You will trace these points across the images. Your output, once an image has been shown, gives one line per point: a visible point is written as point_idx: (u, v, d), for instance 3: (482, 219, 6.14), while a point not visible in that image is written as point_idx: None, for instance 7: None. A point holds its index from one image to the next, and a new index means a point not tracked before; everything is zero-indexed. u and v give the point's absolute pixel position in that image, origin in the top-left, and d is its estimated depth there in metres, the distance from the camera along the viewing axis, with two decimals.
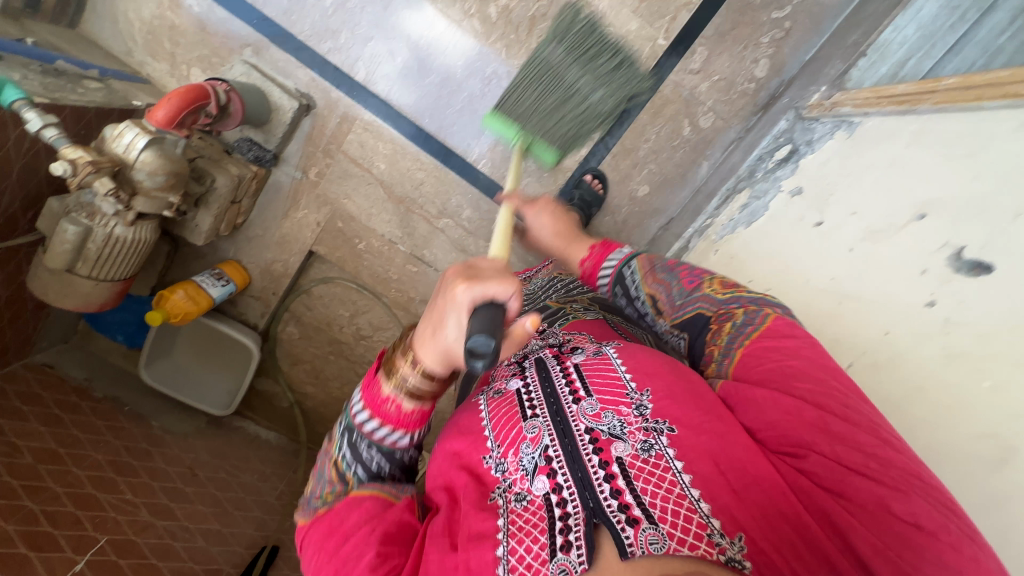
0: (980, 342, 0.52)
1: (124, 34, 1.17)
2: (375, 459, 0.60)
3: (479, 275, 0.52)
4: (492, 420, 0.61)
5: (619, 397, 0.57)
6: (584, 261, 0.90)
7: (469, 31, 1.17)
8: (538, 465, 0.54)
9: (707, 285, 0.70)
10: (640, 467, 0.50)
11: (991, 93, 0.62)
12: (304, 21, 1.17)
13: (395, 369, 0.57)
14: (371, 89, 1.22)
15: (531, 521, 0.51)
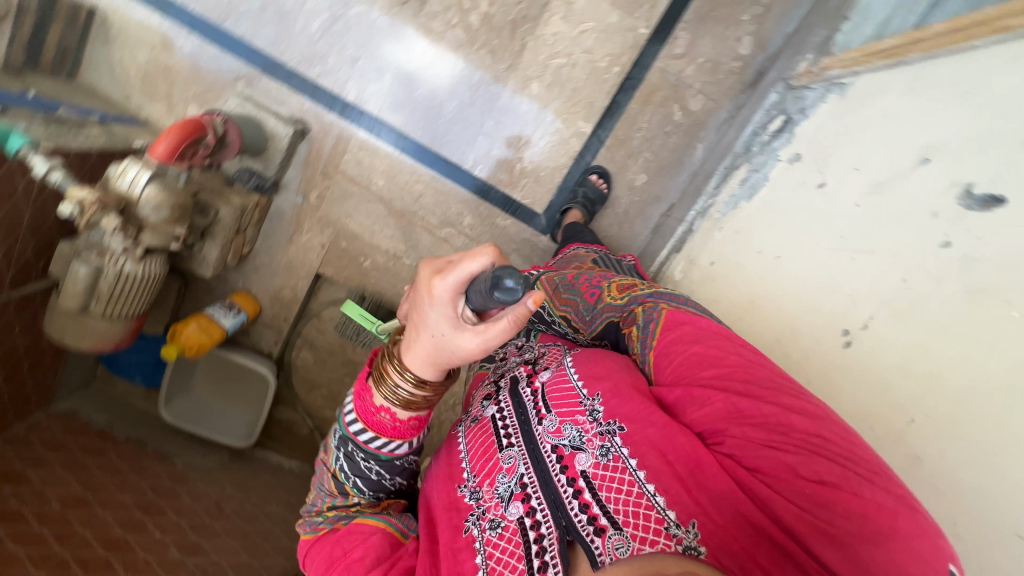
0: (1003, 274, 0.49)
1: (121, 81, 1.21)
2: (370, 471, 0.66)
3: (454, 263, 0.52)
4: (471, 452, 0.67)
5: (574, 407, 0.61)
6: None
7: (453, 42, 1.19)
8: (513, 492, 0.59)
9: (606, 295, 0.77)
10: (602, 477, 0.54)
11: (980, 32, 0.62)
12: (292, 49, 1.20)
13: (392, 371, 0.60)
14: (364, 107, 1.24)
15: (508, 547, 0.56)
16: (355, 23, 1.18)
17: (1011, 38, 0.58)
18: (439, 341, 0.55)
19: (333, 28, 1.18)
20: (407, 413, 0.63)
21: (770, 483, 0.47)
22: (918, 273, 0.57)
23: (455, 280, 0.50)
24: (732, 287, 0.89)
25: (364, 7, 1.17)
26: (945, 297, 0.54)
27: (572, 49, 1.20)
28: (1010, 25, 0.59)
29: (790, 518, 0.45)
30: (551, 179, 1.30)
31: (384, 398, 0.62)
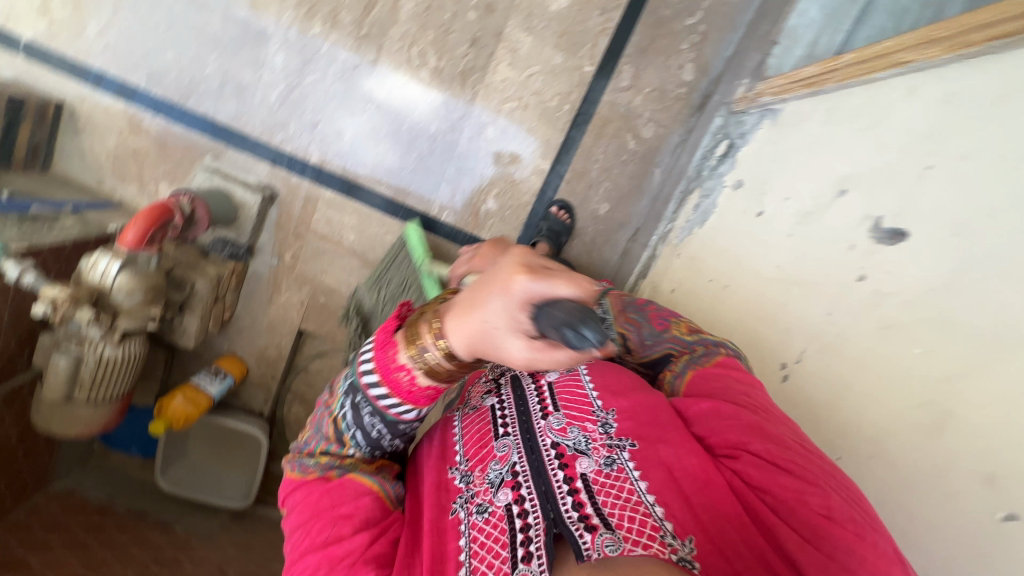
0: (906, 311, 0.55)
1: (93, 166, 1.25)
2: (374, 428, 0.57)
3: (552, 268, 0.42)
4: (465, 436, 0.68)
5: (585, 414, 0.64)
6: None
7: (407, 97, 1.23)
8: (504, 479, 0.59)
9: (676, 328, 0.76)
10: (602, 483, 0.56)
11: (880, 65, 0.66)
12: (253, 120, 1.24)
13: (429, 331, 0.51)
14: (328, 168, 1.28)
15: (492, 534, 0.55)
16: (311, 90, 1.22)
17: (903, 71, 0.62)
18: (481, 326, 0.46)
19: (290, 96, 1.22)
20: (429, 381, 0.53)
21: (780, 511, 0.53)
22: (840, 305, 0.62)
23: (534, 282, 0.41)
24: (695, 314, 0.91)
25: (317, 74, 1.21)
26: (862, 331, 0.59)
27: (523, 91, 1.24)
28: (902, 59, 0.62)
29: (793, 547, 0.50)
30: (517, 216, 1.33)
31: (408, 357, 0.52)
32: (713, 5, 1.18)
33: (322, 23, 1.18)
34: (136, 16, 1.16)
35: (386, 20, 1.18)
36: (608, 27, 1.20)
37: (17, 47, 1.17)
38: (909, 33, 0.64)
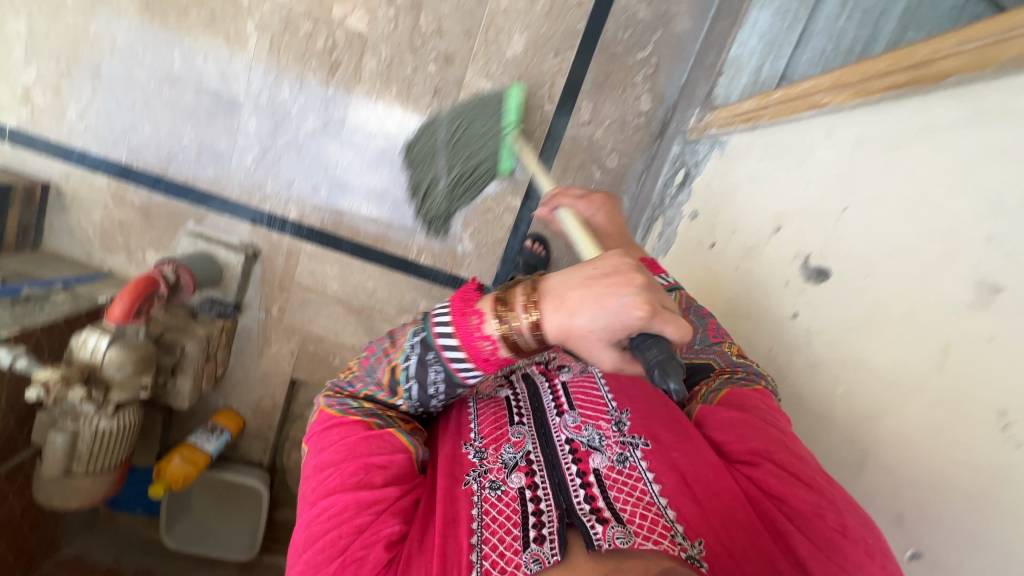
0: (830, 347, 0.69)
1: (81, 240, 1.30)
2: (434, 386, 0.63)
3: (665, 305, 0.53)
4: (480, 417, 0.71)
5: (599, 413, 0.69)
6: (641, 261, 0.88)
7: (378, 150, 1.28)
8: (517, 463, 0.63)
9: (727, 345, 0.80)
10: (614, 479, 0.61)
11: (802, 107, 0.78)
12: (231, 184, 1.28)
13: (525, 310, 0.56)
14: (307, 222, 1.32)
15: (504, 510, 0.58)
16: (286, 150, 1.27)
17: (820, 112, 0.75)
18: (575, 326, 0.54)
19: (265, 158, 1.27)
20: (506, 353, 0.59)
21: (796, 522, 0.58)
22: (780, 341, 0.78)
23: (647, 320, 0.51)
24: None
25: (289, 135, 1.26)
26: (798, 365, 0.74)
27: None
28: (818, 102, 0.76)
29: (804, 553, 0.55)
30: (494, 252, 1.37)
31: (497, 330, 0.57)
32: (662, 38, 1.23)
33: (290, 86, 1.23)
34: (113, 97, 1.21)
35: (351, 78, 1.23)
36: (563, 67, 1.25)
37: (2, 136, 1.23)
38: (825, 78, 0.77)
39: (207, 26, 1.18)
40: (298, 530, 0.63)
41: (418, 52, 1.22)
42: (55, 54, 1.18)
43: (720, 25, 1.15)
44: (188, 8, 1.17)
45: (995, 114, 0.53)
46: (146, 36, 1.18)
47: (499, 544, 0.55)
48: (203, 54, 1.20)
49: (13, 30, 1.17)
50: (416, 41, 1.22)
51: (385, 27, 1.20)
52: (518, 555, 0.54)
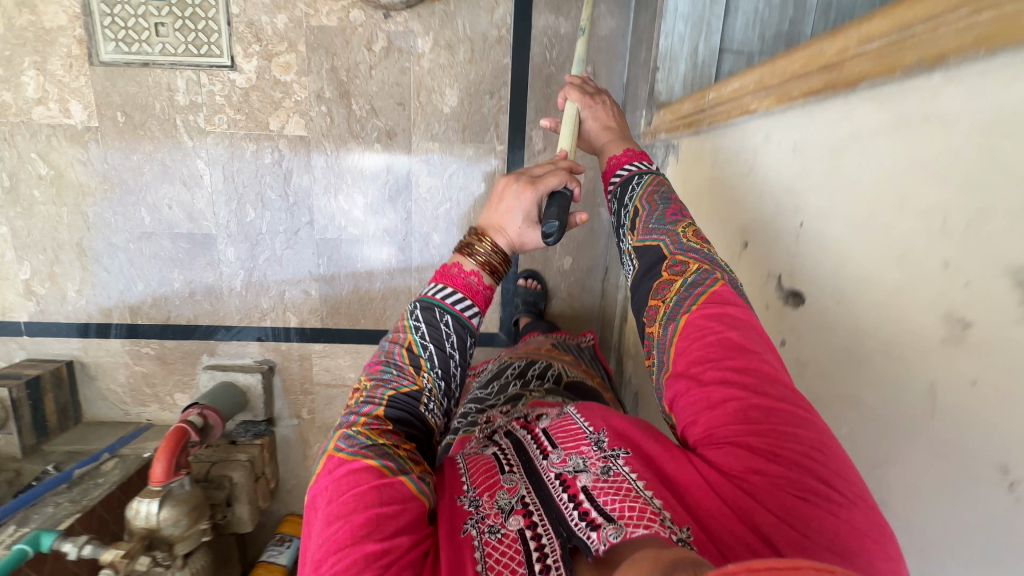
0: (820, 378, 0.61)
1: (115, 403, 1.36)
2: (449, 342, 0.66)
3: (539, 179, 0.72)
4: (469, 470, 0.63)
5: (579, 440, 0.59)
6: (614, 156, 0.80)
7: (352, 238, 1.29)
8: (514, 506, 0.54)
9: (684, 226, 0.64)
10: (601, 487, 0.52)
11: (734, 111, 0.75)
12: (230, 311, 1.32)
13: (481, 242, 0.71)
14: (307, 325, 1.34)
15: (507, 552, 0.50)
16: (268, 267, 1.29)
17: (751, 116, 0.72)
18: (510, 235, 0.72)
19: (252, 278, 1.30)
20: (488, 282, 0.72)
21: (761, 496, 0.45)
22: None
23: (536, 202, 0.71)
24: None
25: (267, 251, 1.28)
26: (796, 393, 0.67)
27: (451, 191, 1.27)
28: (747, 106, 0.72)
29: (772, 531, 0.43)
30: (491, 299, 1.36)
31: (473, 262, 0.70)
32: (591, 46, 1.18)
33: (253, 208, 1.25)
34: (101, 267, 1.27)
35: (306, 181, 1.25)
36: (503, 104, 1.23)
37: (20, 332, 1.30)
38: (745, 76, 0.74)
39: (162, 176, 1.23)
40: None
41: (360, 136, 1.23)
42: (41, 246, 1.25)
43: (644, 18, 1.10)
44: (141, 165, 1.22)
45: (915, 120, 0.48)
46: (113, 203, 1.23)
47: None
48: (166, 203, 1.24)
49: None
50: (355, 127, 1.22)
51: (322, 123, 1.22)
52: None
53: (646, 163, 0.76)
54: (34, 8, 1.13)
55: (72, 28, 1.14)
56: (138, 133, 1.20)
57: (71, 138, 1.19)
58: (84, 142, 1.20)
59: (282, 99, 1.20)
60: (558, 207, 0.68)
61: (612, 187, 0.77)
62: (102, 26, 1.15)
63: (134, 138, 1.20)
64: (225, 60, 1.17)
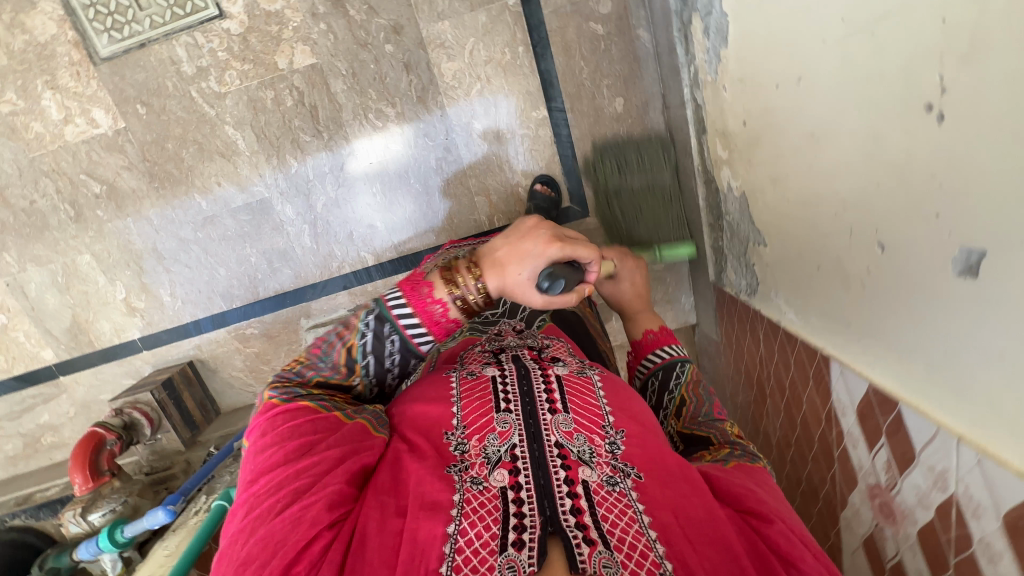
0: None
1: (241, 388, 1.43)
2: (391, 358, 0.70)
3: (570, 240, 0.70)
4: (466, 402, 0.70)
5: (594, 428, 0.65)
6: (648, 335, 0.96)
7: (398, 154, 1.25)
8: (501, 459, 0.61)
9: (730, 424, 0.77)
10: (603, 495, 0.57)
11: None
12: (309, 268, 1.33)
13: (469, 277, 0.67)
14: (385, 257, 1.33)
15: (484, 506, 0.56)
16: (328, 213, 1.28)
17: None
18: (507, 281, 0.68)
19: (319, 229, 1.30)
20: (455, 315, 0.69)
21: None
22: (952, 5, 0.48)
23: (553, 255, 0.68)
24: (785, 150, 0.81)
25: (323, 196, 1.27)
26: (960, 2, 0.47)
27: (476, 69, 1.21)
28: None
29: None
30: (553, 172, 1.29)
31: (448, 294, 0.67)
32: None
33: (294, 156, 1.24)
34: (181, 265, 1.31)
35: (334, 112, 1.21)
36: None
37: (138, 347, 1.37)
38: None
39: (201, 155, 1.22)
40: (239, 498, 0.61)
41: (369, 44, 1.17)
42: (124, 262, 1.30)
43: None
44: (178, 150, 1.22)
45: None
46: (167, 198, 1.25)
47: (474, 540, 0.52)
48: (215, 181, 1.24)
49: (85, 264, 1.29)
50: (360, 34, 1.16)
51: (327, 43, 1.16)
52: (493, 556, 0.51)
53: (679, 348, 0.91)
54: (23, 25, 1.13)
55: (64, 33, 1.13)
56: (163, 120, 1.19)
57: (107, 147, 1.20)
58: (120, 146, 1.20)
59: (280, 31, 1.15)
60: (570, 269, 0.69)
61: (644, 367, 0.92)
62: (89, 20, 1.13)
63: (162, 125, 1.20)
64: (213, 10, 1.14)
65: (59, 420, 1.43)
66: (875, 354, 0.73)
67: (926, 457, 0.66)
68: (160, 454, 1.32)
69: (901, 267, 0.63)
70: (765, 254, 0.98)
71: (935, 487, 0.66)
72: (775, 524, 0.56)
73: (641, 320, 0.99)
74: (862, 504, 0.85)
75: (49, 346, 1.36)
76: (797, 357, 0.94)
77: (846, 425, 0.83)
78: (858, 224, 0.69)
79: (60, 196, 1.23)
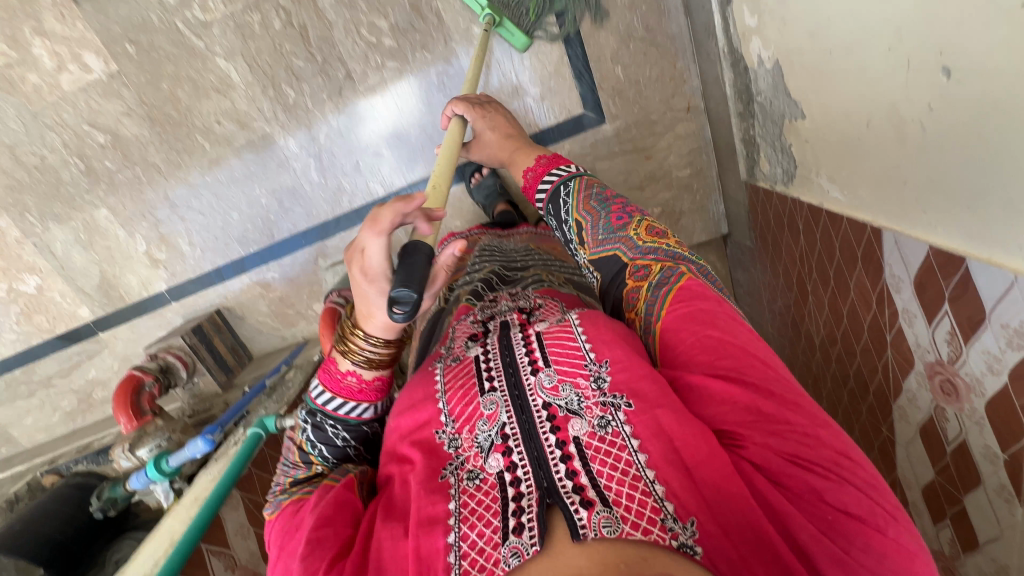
0: None
1: (270, 332, 1.45)
2: (339, 436, 0.70)
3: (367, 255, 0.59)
4: (449, 391, 0.62)
5: (576, 368, 0.58)
6: (526, 172, 0.87)
7: (394, 73, 1.19)
8: (493, 442, 0.55)
9: (633, 228, 0.71)
10: (596, 447, 0.52)
11: None
12: (320, 206, 1.30)
13: (356, 336, 0.66)
14: (395, 187, 1.29)
15: (483, 501, 0.51)
16: (332, 143, 1.24)
17: None
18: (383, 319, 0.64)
19: (325, 163, 1.26)
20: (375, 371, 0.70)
21: (802, 500, 0.48)
22: None
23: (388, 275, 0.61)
24: None
25: (325, 127, 1.23)
26: None
27: None
28: None
29: (811, 541, 0.47)
30: (563, 75, 1.20)
31: (350, 362, 0.67)
32: None
33: (290, 85, 1.18)
34: (194, 212, 1.30)
35: (325, 31, 1.14)
36: None
37: (167, 298, 1.40)
38: None
39: (197, 93, 1.19)
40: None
41: None
42: (139, 214, 1.30)
43: None
44: (173, 90, 1.18)
45: None
46: (170, 143, 1.23)
47: (477, 540, 0.48)
48: (215, 120, 1.21)
49: (103, 218, 1.30)
50: None
51: None
52: (498, 549, 0.47)
53: (569, 166, 0.81)
54: None
55: None
56: (154, 58, 1.16)
57: (104, 93, 1.18)
58: (116, 91, 1.18)
59: None
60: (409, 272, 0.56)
61: (540, 203, 0.83)
62: None
63: (154, 64, 1.16)
64: None
65: (106, 374, 1.49)
66: (937, 210, 0.64)
67: (998, 314, 0.59)
68: (200, 397, 1.37)
69: (976, 91, 0.54)
70: (803, 129, 0.89)
71: (1007, 348, 0.59)
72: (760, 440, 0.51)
73: (515, 162, 0.90)
74: (919, 387, 0.78)
75: (84, 304, 1.40)
76: (842, 240, 0.86)
77: (900, 302, 0.76)
78: (918, 52, 0.59)
79: (68, 149, 1.23)
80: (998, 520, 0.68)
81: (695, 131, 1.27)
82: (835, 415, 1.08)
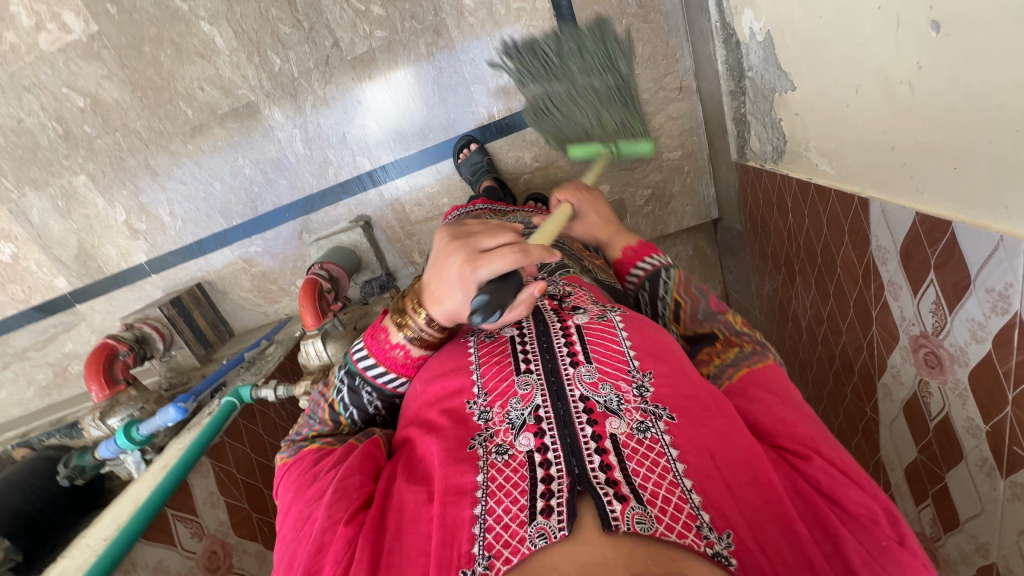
0: None
1: (252, 308, 1.43)
2: (373, 404, 0.68)
3: (474, 253, 0.54)
4: (483, 364, 0.59)
5: (619, 370, 0.55)
6: (624, 252, 0.81)
7: (383, 43, 1.17)
8: (525, 422, 0.52)
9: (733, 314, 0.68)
10: (634, 448, 0.49)
11: None
12: (305, 179, 1.28)
13: (417, 313, 0.62)
14: (382, 163, 1.27)
15: (511, 478, 0.48)
16: (318, 114, 1.22)
17: None
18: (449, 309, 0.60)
19: (311, 134, 1.24)
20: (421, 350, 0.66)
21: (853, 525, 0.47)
22: None
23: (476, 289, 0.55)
24: None
25: (311, 96, 1.20)
26: None
27: None
28: None
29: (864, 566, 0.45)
30: None
31: (403, 337, 0.63)
32: None
33: (276, 53, 1.16)
34: (177, 181, 1.27)
35: None
36: None
37: (146, 271, 1.37)
38: None
39: (180, 58, 1.16)
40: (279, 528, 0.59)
41: None
42: (119, 182, 1.27)
43: None
44: (156, 55, 1.16)
45: None
46: (151, 109, 1.20)
47: (502, 517, 0.46)
48: (198, 86, 1.19)
49: (81, 185, 1.27)
50: None
51: None
52: (524, 528, 0.44)
53: (663, 255, 0.76)
54: None
55: None
56: (136, 20, 1.13)
57: (83, 54, 1.15)
58: (96, 53, 1.15)
59: None
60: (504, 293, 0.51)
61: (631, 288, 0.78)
62: None
63: (135, 26, 1.14)
64: None
65: (83, 347, 1.46)
66: (925, 175, 0.63)
67: (984, 279, 0.57)
68: (178, 369, 1.35)
69: (964, 44, 0.52)
70: (794, 102, 0.87)
71: (992, 313, 0.58)
72: (818, 461, 0.50)
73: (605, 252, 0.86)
74: (904, 362, 0.77)
75: (61, 274, 1.36)
76: (830, 213, 0.84)
77: (886, 274, 0.75)
78: (908, 9, 0.58)
79: (46, 112, 1.20)
80: (979, 497, 0.66)
81: (687, 112, 1.26)
82: (822, 397, 1.07)
